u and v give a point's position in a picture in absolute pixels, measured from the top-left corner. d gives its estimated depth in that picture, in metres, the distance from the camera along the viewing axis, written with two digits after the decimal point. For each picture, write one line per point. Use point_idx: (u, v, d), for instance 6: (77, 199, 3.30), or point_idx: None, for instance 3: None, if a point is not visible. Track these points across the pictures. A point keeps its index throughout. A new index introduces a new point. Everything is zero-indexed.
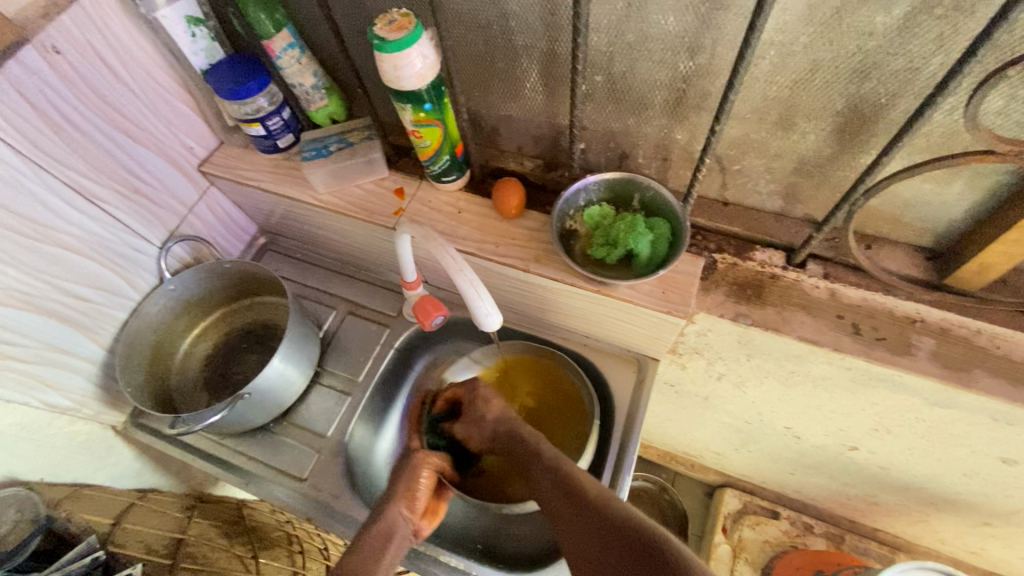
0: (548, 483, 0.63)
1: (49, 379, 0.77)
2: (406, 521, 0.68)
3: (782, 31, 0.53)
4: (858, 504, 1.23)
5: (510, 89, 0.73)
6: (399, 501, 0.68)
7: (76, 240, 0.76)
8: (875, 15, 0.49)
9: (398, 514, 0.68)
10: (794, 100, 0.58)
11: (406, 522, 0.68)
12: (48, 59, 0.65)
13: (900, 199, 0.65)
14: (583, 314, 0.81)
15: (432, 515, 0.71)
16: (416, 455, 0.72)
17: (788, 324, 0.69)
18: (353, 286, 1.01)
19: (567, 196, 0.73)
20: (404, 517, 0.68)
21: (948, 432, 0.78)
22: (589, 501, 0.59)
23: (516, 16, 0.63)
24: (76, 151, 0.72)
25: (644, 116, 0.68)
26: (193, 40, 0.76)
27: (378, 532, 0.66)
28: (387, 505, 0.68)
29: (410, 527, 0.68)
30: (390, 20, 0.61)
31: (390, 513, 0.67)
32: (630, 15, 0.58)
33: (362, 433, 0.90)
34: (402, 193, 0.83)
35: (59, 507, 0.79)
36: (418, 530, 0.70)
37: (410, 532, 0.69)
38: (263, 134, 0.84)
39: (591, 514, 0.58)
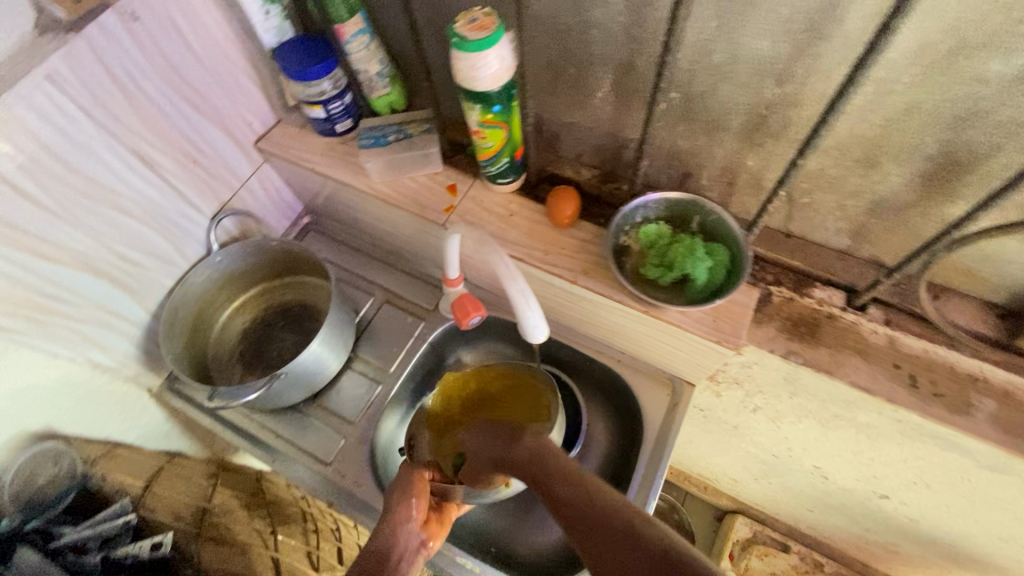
0: (586, 507, 0.52)
1: (94, 337, 0.78)
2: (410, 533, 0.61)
3: (885, 68, 0.50)
4: (876, 549, 1.20)
5: (579, 96, 0.72)
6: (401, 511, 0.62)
7: (133, 205, 0.77)
8: (991, 62, 0.46)
9: (401, 528, 0.60)
10: (883, 139, 0.56)
11: (412, 536, 0.61)
12: (127, 26, 0.66)
13: (980, 253, 0.62)
14: (626, 332, 0.79)
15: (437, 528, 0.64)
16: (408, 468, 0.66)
17: (841, 367, 0.67)
18: (392, 275, 1.01)
19: (625, 211, 0.71)
20: (412, 532, 0.61)
21: (992, 496, 0.75)
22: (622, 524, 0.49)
23: (599, 24, 0.62)
24: (143, 119, 0.73)
25: (717, 139, 0.66)
26: (267, 18, 0.77)
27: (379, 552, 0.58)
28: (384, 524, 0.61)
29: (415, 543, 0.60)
30: (472, 18, 0.60)
31: (390, 527, 0.60)
32: (722, 35, 0.55)
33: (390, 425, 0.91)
34: (454, 189, 0.82)
35: (95, 466, 0.82)
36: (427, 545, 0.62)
37: (415, 550, 0.60)
38: (323, 116, 0.84)
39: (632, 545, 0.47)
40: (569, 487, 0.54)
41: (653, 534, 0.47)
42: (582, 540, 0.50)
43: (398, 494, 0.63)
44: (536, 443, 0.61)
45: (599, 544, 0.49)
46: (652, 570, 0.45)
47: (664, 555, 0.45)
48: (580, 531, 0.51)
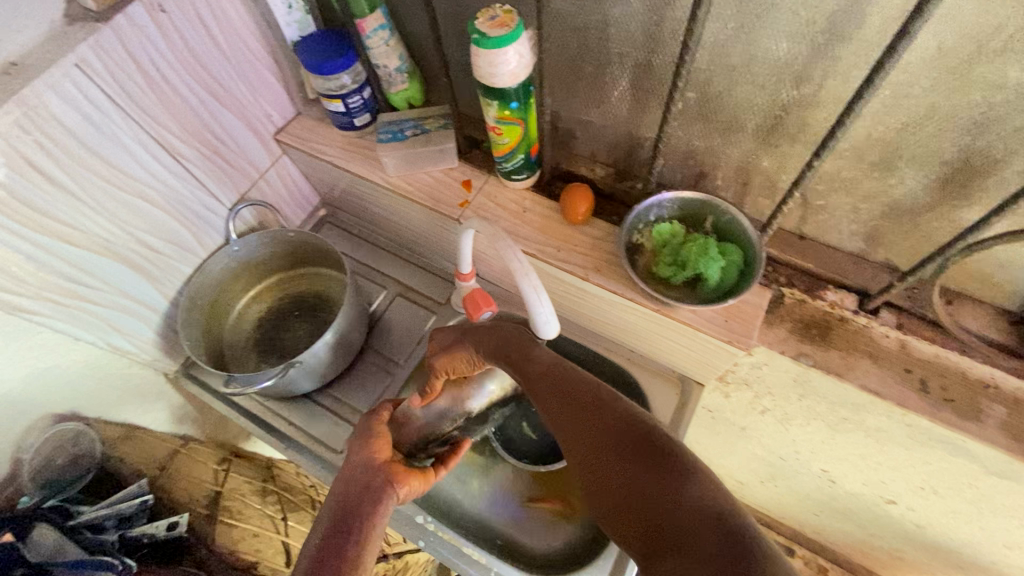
0: (556, 381, 0.59)
1: (116, 323, 0.80)
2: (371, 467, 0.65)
3: (904, 71, 0.50)
4: (881, 555, 1.20)
5: (596, 95, 0.72)
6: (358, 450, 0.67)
7: (155, 193, 0.79)
8: (1009, 67, 0.46)
9: (360, 465, 0.65)
10: (899, 143, 0.56)
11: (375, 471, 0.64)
12: (153, 16, 0.68)
13: (996, 259, 0.61)
14: (636, 330, 0.80)
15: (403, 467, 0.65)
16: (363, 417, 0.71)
17: (851, 370, 0.67)
18: (405, 269, 1.02)
19: (639, 210, 0.72)
20: (370, 473, 0.64)
21: (1000, 503, 0.75)
22: (586, 394, 0.57)
23: (618, 24, 0.62)
24: (166, 108, 0.74)
25: (732, 139, 0.66)
26: (289, 11, 0.78)
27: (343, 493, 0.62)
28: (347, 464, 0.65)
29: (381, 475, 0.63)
30: (492, 15, 0.61)
31: (353, 465, 0.65)
32: (740, 36, 0.56)
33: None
34: (469, 184, 0.83)
35: (114, 448, 0.86)
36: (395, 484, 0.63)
37: (381, 482, 0.63)
38: (341, 110, 0.85)
39: (594, 408, 0.55)
40: (543, 366, 0.62)
41: (614, 399, 0.55)
42: (550, 406, 0.58)
43: (356, 440, 0.68)
44: (516, 329, 0.67)
45: (562, 411, 0.57)
46: (607, 423, 0.53)
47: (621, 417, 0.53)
48: (549, 401, 0.58)
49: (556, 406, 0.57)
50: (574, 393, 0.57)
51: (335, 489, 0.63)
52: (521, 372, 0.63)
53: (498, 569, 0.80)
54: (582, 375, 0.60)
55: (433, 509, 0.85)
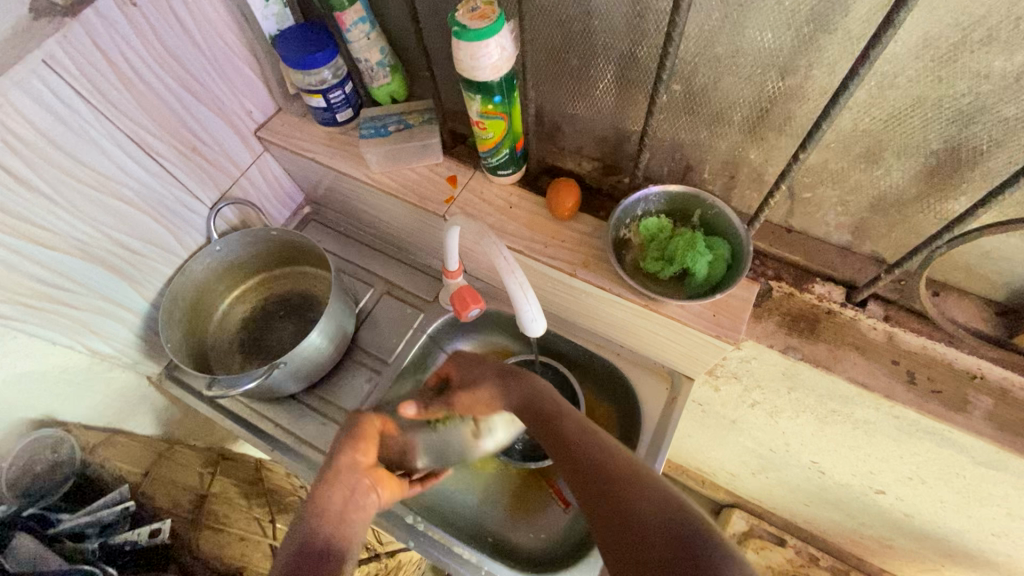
0: (587, 448, 0.59)
1: (94, 326, 0.78)
2: (358, 474, 0.63)
3: (889, 62, 0.50)
4: (870, 543, 1.21)
5: (580, 88, 0.71)
6: (348, 452, 0.64)
7: (132, 192, 0.77)
8: (994, 57, 0.46)
9: (348, 472, 0.63)
10: (885, 135, 0.55)
11: (360, 479, 0.63)
12: (123, 11, 0.66)
13: (981, 251, 0.61)
14: (625, 325, 0.79)
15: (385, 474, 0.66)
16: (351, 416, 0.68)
17: (839, 363, 0.67)
18: (392, 266, 1.01)
19: (625, 205, 0.71)
20: (355, 480, 0.63)
21: (987, 492, 0.75)
22: (617, 465, 0.56)
23: (601, 15, 0.61)
24: (141, 105, 0.72)
25: (718, 132, 0.66)
26: (266, 5, 0.77)
27: (324, 500, 0.60)
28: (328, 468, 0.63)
29: (365, 483, 0.63)
30: (472, 7, 0.59)
31: (340, 470, 0.63)
32: (724, 28, 0.55)
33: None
34: (455, 181, 0.82)
35: (94, 454, 0.83)
36: (376, 489, 0.64)
37: (363, 490, 0.63)
38: (323, 106, 0.83)
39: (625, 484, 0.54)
40: (562, 424, 0.62)
41: (649, 479, 0.54)
42: (566, 467, 0.59)
43: (346, 439, 0.65)
44: (543, 389, 0.67)
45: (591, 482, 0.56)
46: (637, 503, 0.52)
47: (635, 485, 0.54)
48: (566, 460, 0.59)
49: (572, 469, 0.58)
50: (605, 463, 0.56)
51: (314, 493, 0.61)
52: (556, 437, 0.62)
53: (490, 569, 0.77)
54: (624, 451, 0.58)
55: (421, 508, 0.84)
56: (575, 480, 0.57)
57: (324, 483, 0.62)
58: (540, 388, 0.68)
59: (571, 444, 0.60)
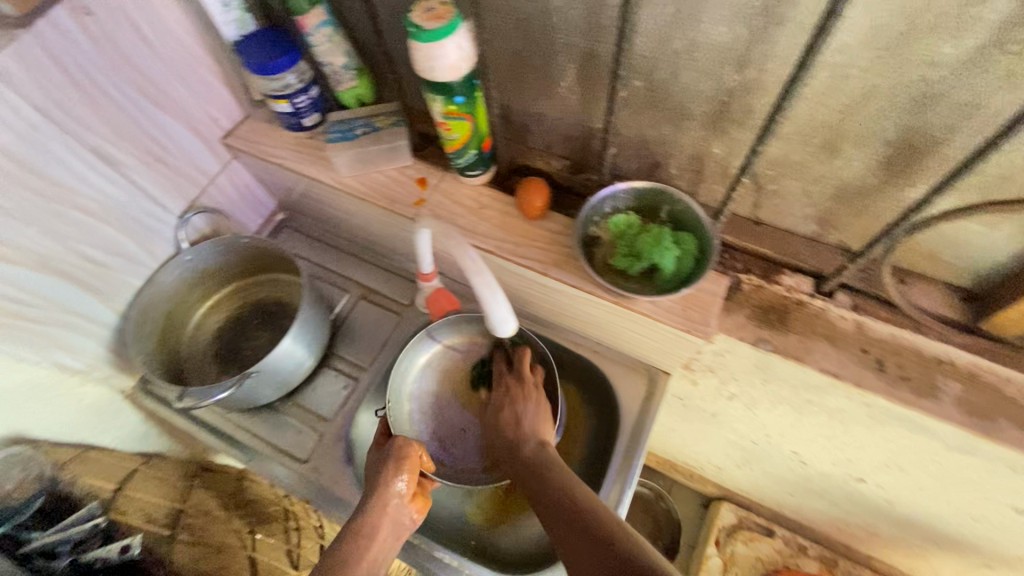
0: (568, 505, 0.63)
1: (62, 340, 0.77)
2: (398, 505, 0.68)
3: (840, 52, 0.50)
4: (856, 531, 1.21)
5: (545, 87, 0.71)
6: (393, 481, 0.68)
7: (95, 204, 0.76)
8: (943, 44, 0.46)
9: (392, 501, 0.67)
10: (843, 125, 0.56)
11: (400, 508, 0.68)
12: (79, 21, 0.64)
13: (944, 237, 0.62)
14: (599, 323, 0.79)
15: (423, 501, 0.70)
16: (397, 440, 0.72)
17: (810, 354, 0.67)
18: (367, 271, 1.00)
19: (593, 202, 0.71)
20: (395, 504, 0.67)
21: (962, 477, 0.76)
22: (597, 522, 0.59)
23: (559, 13, 0.61)
24: (101, 116, 0.71)
25: (682, 127, 0.66)
26: (225, 10, 0.74)
27: (366, 526, 0.65)
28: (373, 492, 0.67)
29: (404, 512, 0.68)
30: (428, 8, 0.59)
31: (383, 499, 0.67)
32: (679, 22, 0.55)
33: (416, 381, 0.87)
34: (424, 183, 0.82)
35: (65, 470, 0.80)
36: (412, 517, 0.69)
37: (401, 519, 0.68)
38: (289, 111, 0.83)
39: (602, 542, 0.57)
40: (554, 482, 0.66)
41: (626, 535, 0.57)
42: (555, 524, 0.62)
43: (390, 467, 0.69)
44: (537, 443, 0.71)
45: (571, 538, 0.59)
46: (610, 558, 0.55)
47: (615, 543, 0.56)
48: (555, 518, 0.62)
49: (561, 526, 0.61)
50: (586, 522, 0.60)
51: (357, 520, 0.65)
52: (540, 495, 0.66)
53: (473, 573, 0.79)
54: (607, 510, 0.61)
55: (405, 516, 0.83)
56: (563, 538, 0.60)
57: (365, 511, 0.66)
58: (540, 445, 0.71)
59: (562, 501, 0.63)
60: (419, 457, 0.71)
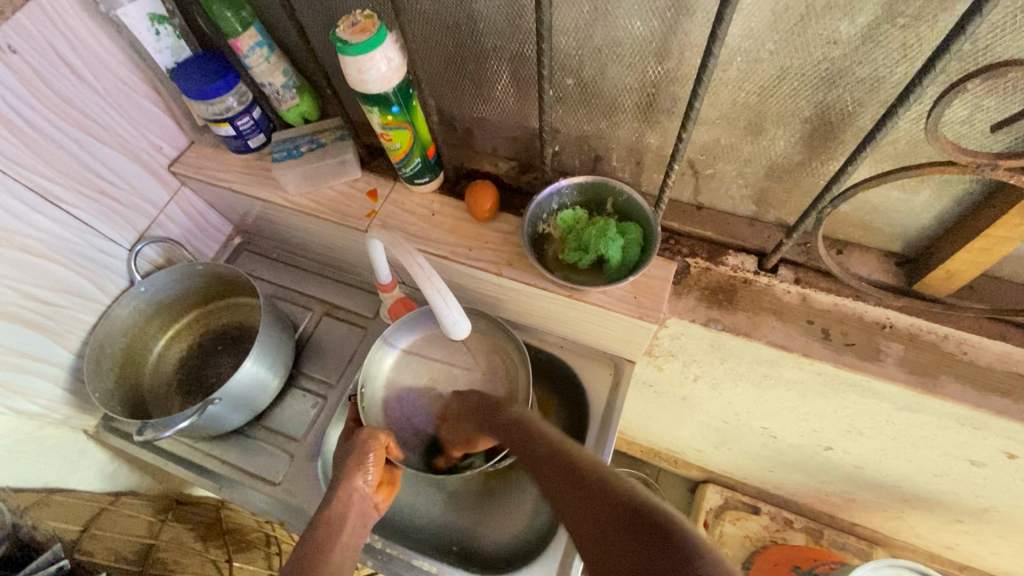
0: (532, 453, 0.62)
1: (16, 385, 0.76)
2: (362, 497, 0.69)
3: (747, 37, 0.52)
4: (836, 500, 1.24)
5: (481, 91, 0.72)
6: (357, 475, 0.69)
7: (39, 244, 0.74)
8: (839, 23, 0.48)
9: (356, 491, 0.68)
10: (762, 106, 0.58)
11: (364, 498, 0.69)
12: (4, 60, 0.63)
13: (870, 206, 0.65)
14: (559, 317, 0.80)
15: (386, 490, 0.73)
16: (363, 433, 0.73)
17: (758, 329, 0.69)
18: (328, 287, 1.00)
19: (539, 200, 0.72)
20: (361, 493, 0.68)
21: (918, 435, 0.78)
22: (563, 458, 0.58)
23: (483, 18, 0.62)
24: (36, 153, 0.70)
25: (616, 120, 0.67)
26: (158, 38, 0.75)
27: (333, 515, 0.66)
28: (339, 488, 0.68)
29: (368, 502, 0.69)
30: (353, 22, 0.60)
31: (346, 492, 0.68)
32: (597, 19, 0.57)
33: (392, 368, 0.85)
34: (374, 194, 0.82)
35: (24, 515, 0.78)
36: (376, 505, 0.71)
37: (368, 507, 0.70)
38: (233, 134, 0.82)
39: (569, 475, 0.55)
40: (541, 447, 0.61)
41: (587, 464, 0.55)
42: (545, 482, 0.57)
43: (353, 463, 0.69)
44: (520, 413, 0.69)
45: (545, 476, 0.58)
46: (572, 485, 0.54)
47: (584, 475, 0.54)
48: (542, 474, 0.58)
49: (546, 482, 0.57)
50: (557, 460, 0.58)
51: (323, 511, 0.66)
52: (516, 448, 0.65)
53: None
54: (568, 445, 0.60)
55: (384, 527, 0.84)
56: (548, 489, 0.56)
57: (327, 504, 0.67)
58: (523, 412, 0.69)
59: (545, 461, 0.59)
60: (385, 446, 0.72)
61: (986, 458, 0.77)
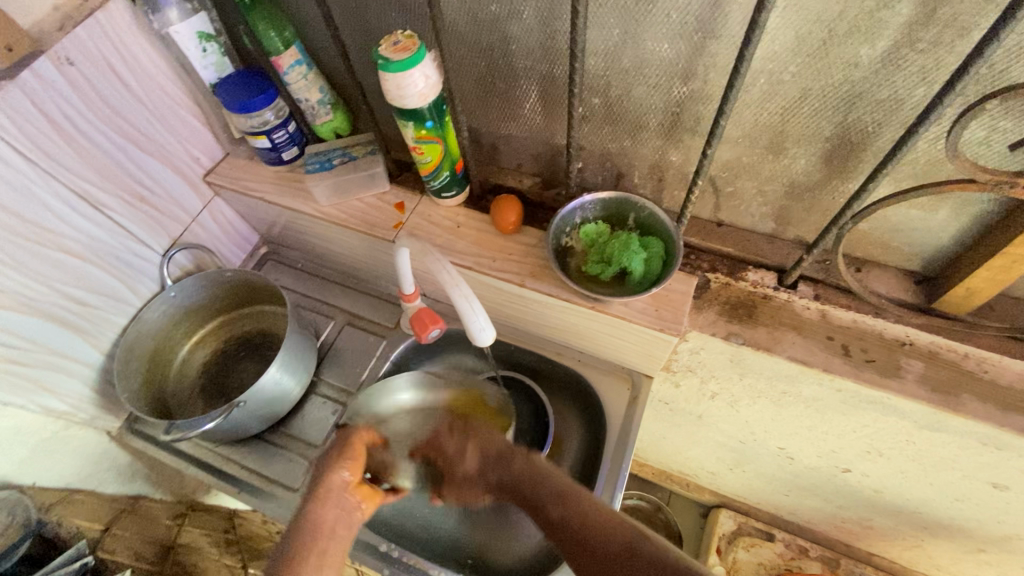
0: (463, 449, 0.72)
1: (47, 382, 0.77)
2: (343, 492, 0.63)
3: (771, 60, 0.55)
4: (853, 527, 1.22)
5: (510, 109, 0.75)
6: (335, 468, 0.64)
7: (80, 246, 0.77)
8: (860, 47, 0.51)
9: (334, 488, 0.63)
10: (784, 126, 0.60)
11: (346, 496, 0.63)
12: (62, 70, 0.67)
13: (889, 224, 0.66)
14: (579, 330, 0.82)
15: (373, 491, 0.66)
16: (341, 432, 0.68)
17: (779, 344, 0.70)
18: (351, 298, 1.02)
19: (564, 213, 0.74)
20: (342, 489, 0.63)
21: (939, 456, 0.78)
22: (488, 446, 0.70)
23: (516, 40, 0.66)
24: (84, 159, 0.74)
25: (640, 138, 0.70)
26: (204, 55, 0.79)
27: (312, 518, 0.60)
28: (317, 488, 0.62)
29: (350, 499, 0.63)
30: (394, 41, 0.63)
31: (325, 489, 0.62)
32: (626, 42, 0.60)
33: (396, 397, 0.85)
34: (402, 207, 0.85)
35: (50, 512, 0.83)
36: (361, 505, 0.64)
37: (351, 507, 0.63)
38: (268, 146, 0.86)
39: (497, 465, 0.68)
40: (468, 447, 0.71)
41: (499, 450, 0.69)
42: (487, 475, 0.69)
43: (328, 457, 0.65)
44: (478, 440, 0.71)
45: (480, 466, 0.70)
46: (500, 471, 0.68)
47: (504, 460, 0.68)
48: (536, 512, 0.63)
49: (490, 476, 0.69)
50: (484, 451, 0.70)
51: (298, 513, 0.60)
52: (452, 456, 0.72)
53: None
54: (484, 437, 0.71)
55: (401, 540, 0.83)
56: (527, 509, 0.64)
57: (306, 503, 0.61)
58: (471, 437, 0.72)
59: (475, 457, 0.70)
60: (364, 439, 0.68)
61: (1009, 481, 0.76)
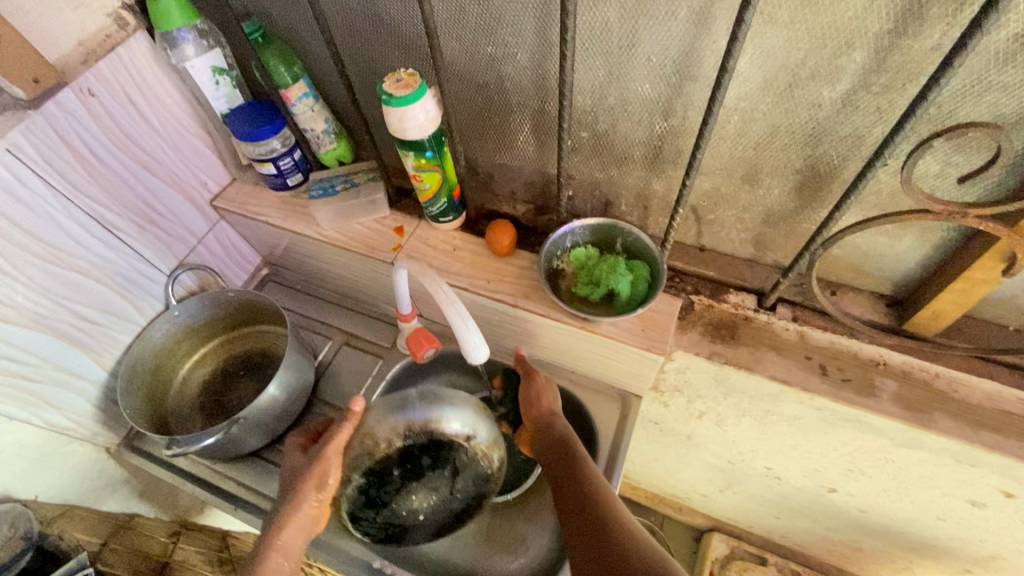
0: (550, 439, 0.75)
1: (51, 398, 0.79)
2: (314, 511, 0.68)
3: (743, 100, 0.60)
4: (844, 550, 1.23)
5: (504, 140, 0.80)
6: (311, 492, 0.67)
7: (91, 266, 0.80)
8: (823, 89, 0.56)
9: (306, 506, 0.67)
10: (758, 159, 0.65)
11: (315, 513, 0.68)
12: (83, 101, 0.71)
13: (859, 250, 0.70)
14: (570, 349, 0.85)
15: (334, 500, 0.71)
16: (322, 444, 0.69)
17: (760, 363, 0.74)
18: (349, 319, 1.04)
19: (554, 238, 0.78)
20: (312, 507, 0.67)
21: (918, 474, 0.80)
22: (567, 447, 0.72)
23: (510, 77, 0.71)
24: (99, 184, 0.78)
25: (625, 169, 0.75)
26: (216, 87, 0.83)
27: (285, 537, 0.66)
28: (292, 509, 0.67)
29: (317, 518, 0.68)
30: (397, 78, 0.69)
31: (297, 509, 0.67)
32: (611, 82, 0.65)
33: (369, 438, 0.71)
34: (401, 230, 0.89)
35: (51, 527, 0.84)
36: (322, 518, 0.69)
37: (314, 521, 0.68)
38: (274, 172, 0.90)
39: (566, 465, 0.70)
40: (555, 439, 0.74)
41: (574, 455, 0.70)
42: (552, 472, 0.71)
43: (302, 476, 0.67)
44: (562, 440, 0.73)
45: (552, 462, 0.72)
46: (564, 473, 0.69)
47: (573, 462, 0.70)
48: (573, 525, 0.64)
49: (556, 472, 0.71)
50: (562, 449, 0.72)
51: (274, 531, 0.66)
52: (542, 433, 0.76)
53: None
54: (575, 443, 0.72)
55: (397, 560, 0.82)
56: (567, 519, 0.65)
57: (280, 521, 0.66)
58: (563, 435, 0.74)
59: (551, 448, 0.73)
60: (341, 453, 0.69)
61: (986, 498, 0.79)
